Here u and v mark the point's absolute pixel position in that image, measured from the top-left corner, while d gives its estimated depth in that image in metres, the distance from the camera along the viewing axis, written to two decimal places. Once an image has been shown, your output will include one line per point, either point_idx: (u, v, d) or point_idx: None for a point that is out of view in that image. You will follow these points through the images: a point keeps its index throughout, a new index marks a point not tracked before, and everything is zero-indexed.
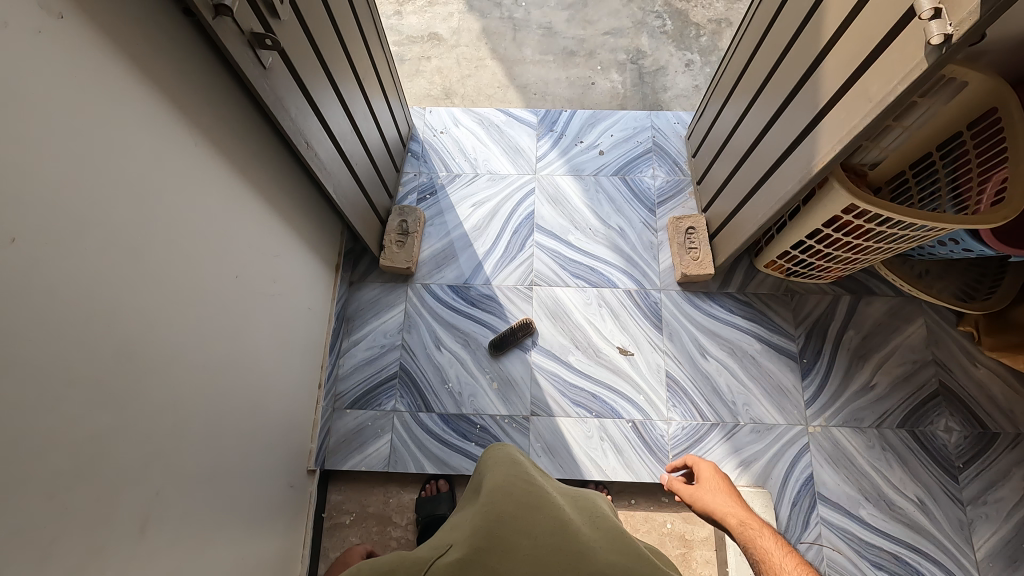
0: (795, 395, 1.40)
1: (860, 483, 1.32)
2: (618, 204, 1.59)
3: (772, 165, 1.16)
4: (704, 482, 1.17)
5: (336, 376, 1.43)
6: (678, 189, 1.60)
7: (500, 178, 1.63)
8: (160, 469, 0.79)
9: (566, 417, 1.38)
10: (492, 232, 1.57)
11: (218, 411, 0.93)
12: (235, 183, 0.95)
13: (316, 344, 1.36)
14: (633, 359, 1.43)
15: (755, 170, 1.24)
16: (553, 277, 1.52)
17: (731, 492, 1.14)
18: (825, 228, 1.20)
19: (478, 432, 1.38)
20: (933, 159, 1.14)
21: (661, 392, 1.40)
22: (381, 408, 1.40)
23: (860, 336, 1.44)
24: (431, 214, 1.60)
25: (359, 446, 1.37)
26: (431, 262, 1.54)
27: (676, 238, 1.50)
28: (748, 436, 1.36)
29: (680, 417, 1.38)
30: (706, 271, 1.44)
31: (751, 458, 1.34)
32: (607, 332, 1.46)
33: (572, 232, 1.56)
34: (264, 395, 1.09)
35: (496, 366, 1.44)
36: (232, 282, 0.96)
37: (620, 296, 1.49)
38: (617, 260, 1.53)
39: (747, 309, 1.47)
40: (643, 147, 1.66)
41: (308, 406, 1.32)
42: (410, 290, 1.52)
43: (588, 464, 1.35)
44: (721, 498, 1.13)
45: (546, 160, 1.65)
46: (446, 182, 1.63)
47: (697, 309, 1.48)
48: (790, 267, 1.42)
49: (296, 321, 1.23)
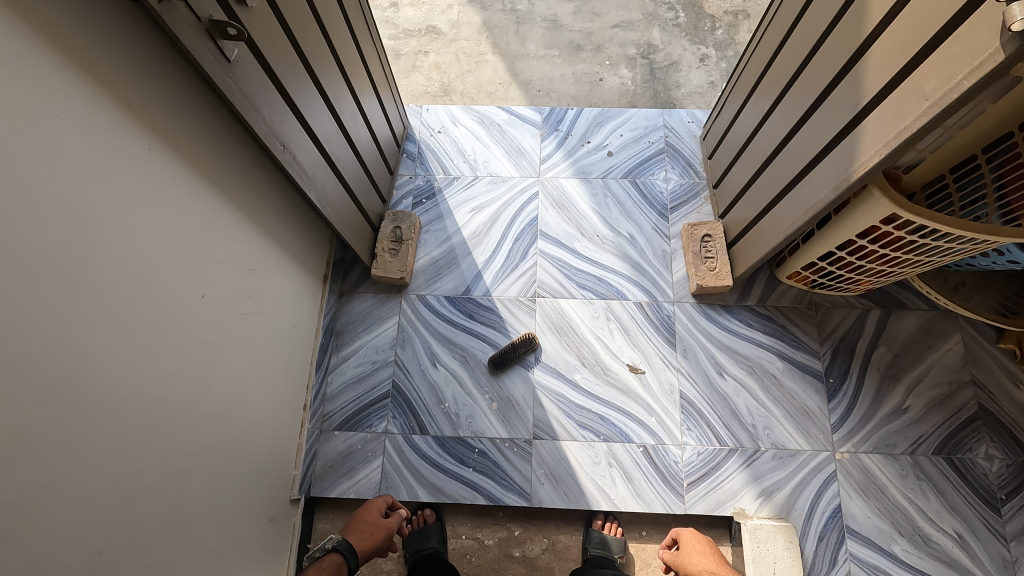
0: (820, 418, 1.28)
1: (892, 515, 1.21)
2: (627, 209, 1.48)
3: (802, 168, 1.05)
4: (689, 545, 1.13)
5: (324, 394, 1.33)
6: (692, 193, 1.49)
7: (501, 181, 1.52)
8: (103, 526, 0.68)
9: (570, 441, 1.28)
10: (492, 240, 1.46)
11: (181, 448, 0.83)
12: (201, 191, 0.85)
13: (302, 362, 1.26)
14: (644, 378, 1.32)
15: (783, 175, 1.13)
16: (557, 288, 1.41)
17: (719, 558, 1.10)
18: (858, 240, 1.09)
19: (477, 457, 1.28)
20: (946, 182, 1.10)
21: (674, 414, 1.29)
22: (372, 429, 1.31)
23: (891, 354, 1.32)
24: (428, 220, 1.49)
25: (347, 471, 1.27)
26: (426, 272, 1.44)
27: (690, 246, 1.39)
28: (769, 463, 1.25)
29: (695, 442, 1.27)
30: (724, 283, 1.33)
31: (773, 487, 1.23)
32: (615, 348, 1.35)
33: (578, 240, 1.45)
34: (240, 422, 1.00)
35: (496, 384, 1.33)
36: (196, 302, 0.86)
37: (630, 309, 1.38)
38: (625, 270, 1.42)
39: (767, 324, 1.36)
40: (653, 148, 1.54)
41: (292, 429, 1.22)
42: (403, 301, 1.41)
43: (594, 492, 1.24)
44: (703, 559, 1.09)
45: (550, 162, 1.54)
46: (444, 185, 1.53)
47: (714, 323, 1.37)
48: (816, 279, 1.31)
49: (277, 339, 1.13)
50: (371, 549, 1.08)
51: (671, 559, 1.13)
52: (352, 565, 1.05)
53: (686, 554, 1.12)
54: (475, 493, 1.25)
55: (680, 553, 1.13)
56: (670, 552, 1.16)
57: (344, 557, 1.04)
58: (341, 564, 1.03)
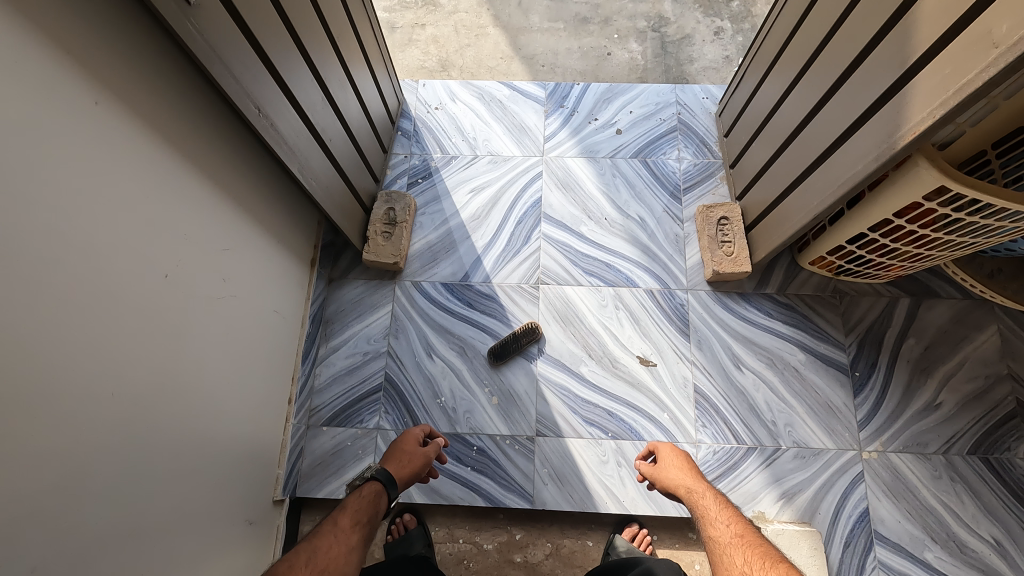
0: (845, 414, 1.19)
1: (924, 520, 1.12)
2: (637, 190, 1.38)
3: (836, 138, 0.95)
4: (669, 457, 1.06)
5: (311, 387, 1.24)
6: (707, 173, 1.39)
7: (502, 160, 1.42)
8: (41, 537, 0.59)
9: (576, 439, 1.19)
10: (492, 223, 1.37)
11: (140, 447, 0.74)
12: (164, 160, 0.75)
13: (287, 353, 1.16)
14: (656, 371, 1.23)
15: (813, 148, 1.03)
16: (562, 275, 1.31)
17: (695, 471, 1.02)
18: (897, 220, 0.99)
19: (475, 455, 1.18)
20: (988, 160, 0.93)
21: (688, 410, 1.20)
22: (363, 425, 1.22)
23: (922, 346, 1.23)
24: (423, 201, 1.40)
25: (336, 470, 1.18)
26: (422, 257, 1.34)
27: (706, 230, 1.29)
28: (791, 463, 1.16)
29: (710, 440, 1.18)
30: (743, 269, 1.24)
31: (795, 489, 1.14)
32: (624, 338, 1.26)
33: (584, 223, 1.36)
34: (214, 418, 0.91)
35: (495, 377, 1.24)
36: (159, 284, 0.76)
37: (640, 297, 1.29)
38: (635, 255, 1.32)
39: (788, 313, 1.27)
40: (665, 125, 1.44)
41: (276, 425, 1.13)
42: (397, 288, 1.32)
43: (602, 494, 1.15)
44: (681, 473, 1.01)
45: (554, 140, 1.44)
46: (441, 165, 1.43)
47: (730, 312, 1.27)
48: (842, 264, 1.21)
49: (257, 327, 1.04)
50: (412, 477, 1.00)
51: (646, 471, 1.06)
52: (394, 495, 0.96)
53: (663, 468, 1.05)
54: (474, 494, 1.16)
55: (656, 467, 1.05)
56: (646, 464, 1.08)
57: (385, 485, 0.95)
58: (383, 493, 0.94)
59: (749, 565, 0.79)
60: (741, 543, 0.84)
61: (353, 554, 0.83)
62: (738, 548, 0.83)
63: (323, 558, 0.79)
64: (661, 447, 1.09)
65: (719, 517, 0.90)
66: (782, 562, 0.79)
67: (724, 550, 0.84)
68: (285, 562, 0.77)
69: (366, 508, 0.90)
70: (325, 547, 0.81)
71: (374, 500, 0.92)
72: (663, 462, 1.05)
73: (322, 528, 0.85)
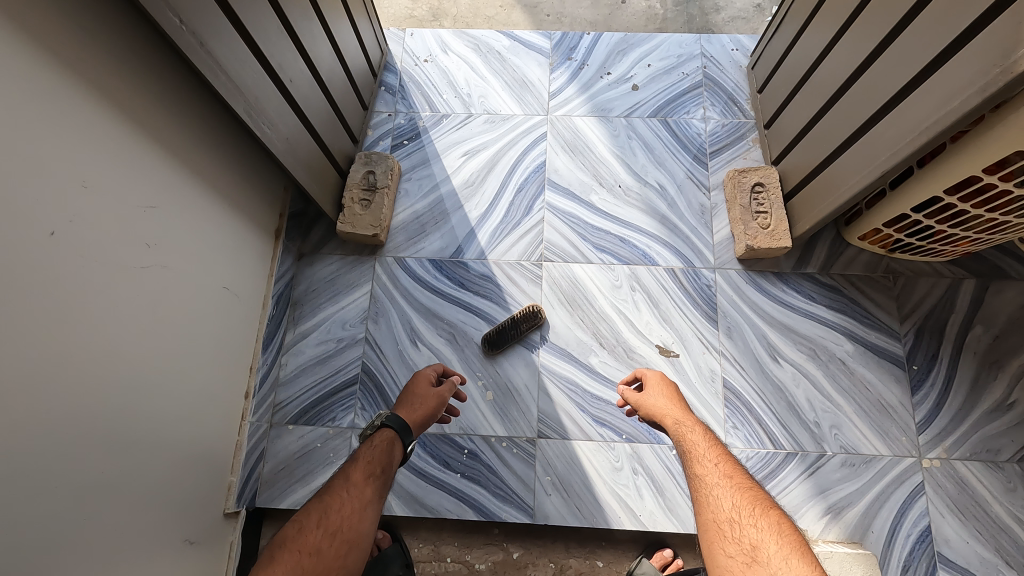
0: (901, 415, 1.01)
1: (998, 541, 0.94)
2: (656, 154, 1.19)
3: (923, 69, 0.76)
4: (655, 387, 0.93)
5: (276, 380, 1.07)
6: (737, 135, 1.20)
7: (500, 120, 1.24)
8: None
9: (585, 442, 1.01)
10: (488, 191, 1.18)
11: (20, 460, 0.55)
12: (43, 76, 0.56)
13: (245, 339, 0.98)
14: (678, 363, 1.05)
15: (884, 90, 0.84)
16: (569, 251, 1.13)
17: (680, 400, 0.90)
18: (991, 176, 0.79)
19: (466, 460, 1.01)
20: None
21: (716, 409, 1.02)
22: (335, 424, 1.04)
23: (991, 335, 1.04)
24: (409, 166, 1.21)
25: (303, 476, 1.01)
26: (406, 229, 1.16)
27: (738, 197, 1.10)
28: (837, 472, 0.98)
29: (742, 444, 1.00)
30: (782, 244, 1.06)
31: (843, 503, 0.97)
32: (641, 325, 1.08)
33: (595, 191, 1.17)
34: (138, 417, 0.72)
35: (490, 369, 1.06)
36: (43, 243, 0.57)
37: (660, 276, 1.11)
38: (654, 228, 1.14)
39: (832, 297, 1.09)
40: (689, 81, 1.25)
41: (230, 424, 0.95)
42: (378, 265, 1.14)
43: (615, 507, 0.98)
44: (667, 403, 0.89)
45: (561, 96, 1.25)
46: (430, 125, 1.24)
47: (765, 295, 1.09)
48: (901, 238, 1.02)
49: (203, 307, 0.85)
50: (427, 420, 0.88)
51: (629, 399, 0.93)
52: (410, 441, 0.85)
53: (646, 396, 0.92)
54: (464, 506, 0.98)
55: (639, 394, 0.93)
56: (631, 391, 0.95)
57: (399, 433, 0.84)
58: (397, 441, 0.83)
59: (739, 513, 0.72)
60: (731, 486, 0.76)
61: (368, 511, 0.75)
62: (728, 492, 0.75)
63: (335, 519, 0.72)
64: (648, 374, 0.96)
65: (707, 454, 0.80)
66: (771, 507, 0.72)
67: (711, 493, 0.75)
68: (295, 523, 0.71)
69: (380, 458, 0.80)
70: (337, 505, 0.74)
71: (387, 450, 0.81)
72: (649, 389, 0.93)
73: (335, 482, 0.77)
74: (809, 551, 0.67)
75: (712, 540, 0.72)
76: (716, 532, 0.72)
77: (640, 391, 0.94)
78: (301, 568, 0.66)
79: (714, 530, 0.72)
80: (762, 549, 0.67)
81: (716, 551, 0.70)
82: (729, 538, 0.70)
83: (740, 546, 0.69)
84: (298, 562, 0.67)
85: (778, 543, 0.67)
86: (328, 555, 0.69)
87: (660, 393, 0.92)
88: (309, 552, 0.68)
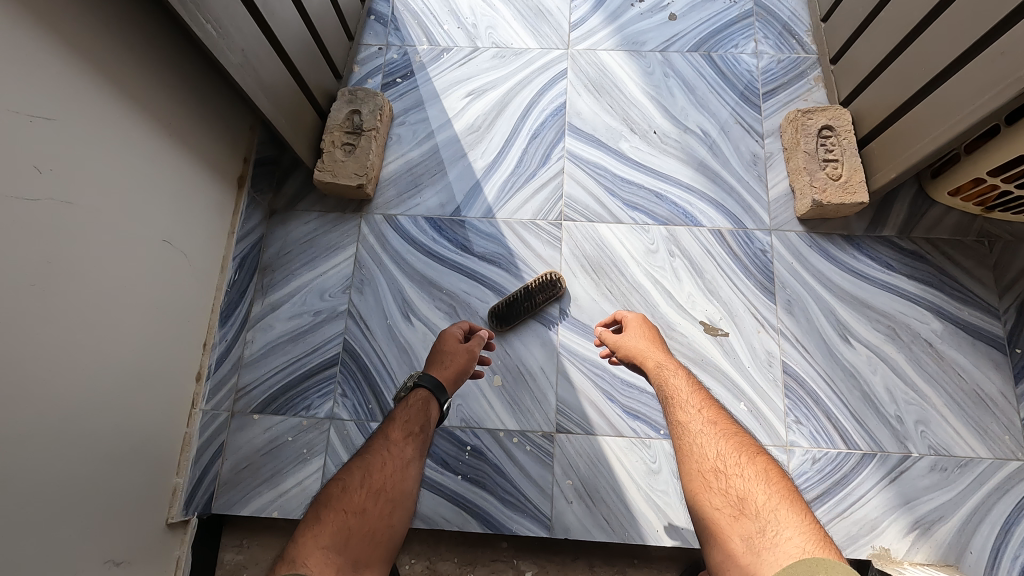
0: (1002, 409, 0.83)
1: None
2: (699, 94, 1.00)
3: None
4: (634, 329, 0.79)
5: (240, 360, 0.88)
6: (796, 73, 1.00)
7: (512, 54, 1.04)
8: None
9: (614, 438, 0.83)
10: (496, 137, 0.99)
11: None
12: None
13: (196, 308, 0.79)
14: (727, 343, 0.86)
15: None
16: (594, 208, 0.94)
17: (661, 343, 0.76)
18: None
19: (469, 460, 0.82)
20: None
21: (775, 400, 0.84)
22: (310, 414, 0.86)
23: None
24: (403, 108, 1.02)
25: (270, 477, 0.83)
26: (399, 183, 0.97)
27: (802, 143, 0.91)
28: (926, 477, 0.80)
29: (807, 443, 0.82)
30: (858, 199, 0.86)
31: (934, 517, 0.78)
32: (682, 297, 0.89)
33: (625, 137, 0.98)
34: (28, 404, 0.53)
35: (500, 347, 0.88)
36: None
37: (705, 239, 0.92)
38: (696, 182, 0.95)
39: (913, 265, 0.89)
40: (737, 10, 1.05)
41: (174, 413, 0.76)
42: (363, 224, 0.95)
43: (652, 519, 0.79)
44: (648, 346, 0.75)
45: (584, 27, 1.05)
46: (428, 60, 1.04)
47: (833, 263, 0.90)
48: (1010, 192, 0.81)
49: (129, 263, 0.66)
50: (463, 378, 0.75)
51: (608, 341, 0.79)
52: (447, 400, 0.73)
53: (625, 339, 0.78)
54: (465, 515, 0.80)
55: (618, 335, 0.79)
56: (609, 334, 0.80)
57: (434, 393, 0.71)
58: (433, 399, 0.71)
59: (725, 462, 0.59)
60: (717, 433, 0.62)
61: (411, 468, 0.64)
62: (713, 437, 0.62)
63: (378, 476, 0.62)
64: (625, 316, 0.81)
65: (689, 398, 0.67)
66: (761, 455, 0.60)
67: (693, 438, 0.62)
68: (338, 482, 0.61)
69: (417, 417, 0.69)
70: (377, 463, 0.63)
71: (424, 410, 0.69)
72: (628, 331, 0.78)
73: (371, 442, 0.66)
74: (801, 500, 0.55)
75: (697, 492, 0.59)
76: (701, 484, 0.59)
77: (618, 334, 0.80)
78: (346, 531, 0.56)
79: (697, 481, 0.59)
80: (752, 501, 0.55)
81: (701, 504, 0.57)
82: (715, 491, 0.57)
83: (727, 498, 0.56)
84: (342, 525, 0.57)
85: (769, 493, 0.55)
86: (373, 516, 0.59)
87: (639, 335, 0.77)
88: (355, 512, 0.58)
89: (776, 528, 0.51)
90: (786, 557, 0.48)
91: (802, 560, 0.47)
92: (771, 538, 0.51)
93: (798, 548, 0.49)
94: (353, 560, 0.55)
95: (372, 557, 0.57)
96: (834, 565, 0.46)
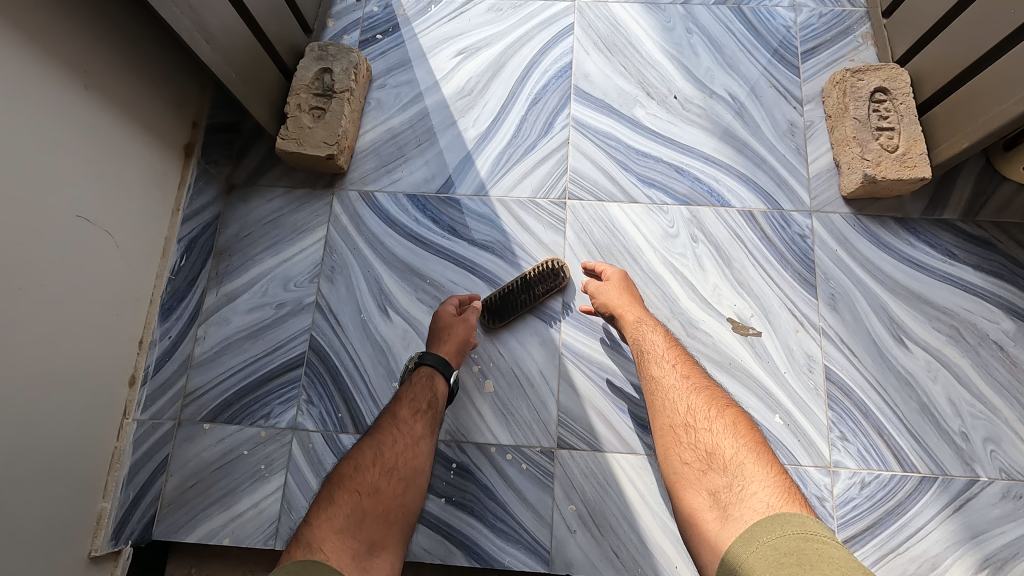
0: None
1: None
2: (727, 53, 0.86)
3: None
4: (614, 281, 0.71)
5: (189, 359, 0.76)
6: (841, 29, 0.86)
7: (510, 7, 0.90)
8: None
9: (625, 456, 0.70)
10: (491, 102, 0.85)
11: None
12: None
13: (130, 296, 0.67)
14: (760, 344, 0.73)
15: None
16: (604, 184, 0.81)
17: (641, 299, 0.69)
18: None
19: (455, 480, 0.70)
20: None
21: (816, 413, 0.71)
22: (269, 423, 0.73)
23: None
24: (383, 70, 0.88)
25: (221, 497, 0.71)
26: (377, 155, 0.84)
27: (851, 108, 0.77)
28: (997, 505, 0.67)
29: (855, 463, 0.69)
30: (919, 174, 0.73)
31: (1008, 554, 0.65)
32: (706, 289, 0.76)
33: (641, 103, 0.84)
34: None
35: (492, 346, 0.75)
36: None
37: (733, 222, 0.78)
38: (724, 156, 0.81)
39: (979, 253, 0.76)
40: None
41: (100, 421, 0.64)
42: (336, 203, 0.82)
43: (671, 553, 0.67)
44: (627, 300, 0.68)
45: None
46: (414, 14, 0.91)
47: (885, 250, 0.77)
48: None
49: (28, 242, 0.53)
50: (468, 349, 0.68)
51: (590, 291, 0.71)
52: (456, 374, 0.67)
53: (603, 289, 0.70)
54: (450, 547, 0.68)
55: (597, 284, 0.71)
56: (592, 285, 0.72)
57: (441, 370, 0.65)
58: (440, 374, 0.65)
59: (696, 416, 0.55)
60: (689, 386, 0.58)
61: (424, 444, 0.59)
62: (685, 392, 0.57)
63: (390, 454, 0.57)
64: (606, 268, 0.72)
65: (664, 351, 0.62)
66: (732, 407, 0.56)
67: (665, 393, 0.58)
68: (349, 461, 0.57)
69: (424, 393, 0.63)
70: (388, 440, 0.59)
71: (431, 385, 0.64)
72: (607, 282, 0.71)
73: (380, 420, 0.62)
74: (770, 454, 0.52)
75: (665, 447, 0.55)
76: (670, 439, 0.55)
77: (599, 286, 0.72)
78: (361, 513, 0.52)
79: (667, 435, 0.55)
80: (721, 456, 0.51)
81: (669, 458, 0.54)
82: (683, 445, 0.53)
83: (696, 452, 0.52)
84: (356, 506, 0.52)
85: (737, 445, 0.52)
86: (387, 496, 0.54)
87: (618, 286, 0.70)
88: (368, 492, 0.54)
89: (744, 484, 0.48)
90: (752, 514, 0.45)
91: (770, 518, 0.44)
92: (738, 494, 0.47)
93: (765, 503, 0.46)
94: (370, 542, 0.51)
95: (389, 538, 0.52)
96: (808, 523, 0.43)
